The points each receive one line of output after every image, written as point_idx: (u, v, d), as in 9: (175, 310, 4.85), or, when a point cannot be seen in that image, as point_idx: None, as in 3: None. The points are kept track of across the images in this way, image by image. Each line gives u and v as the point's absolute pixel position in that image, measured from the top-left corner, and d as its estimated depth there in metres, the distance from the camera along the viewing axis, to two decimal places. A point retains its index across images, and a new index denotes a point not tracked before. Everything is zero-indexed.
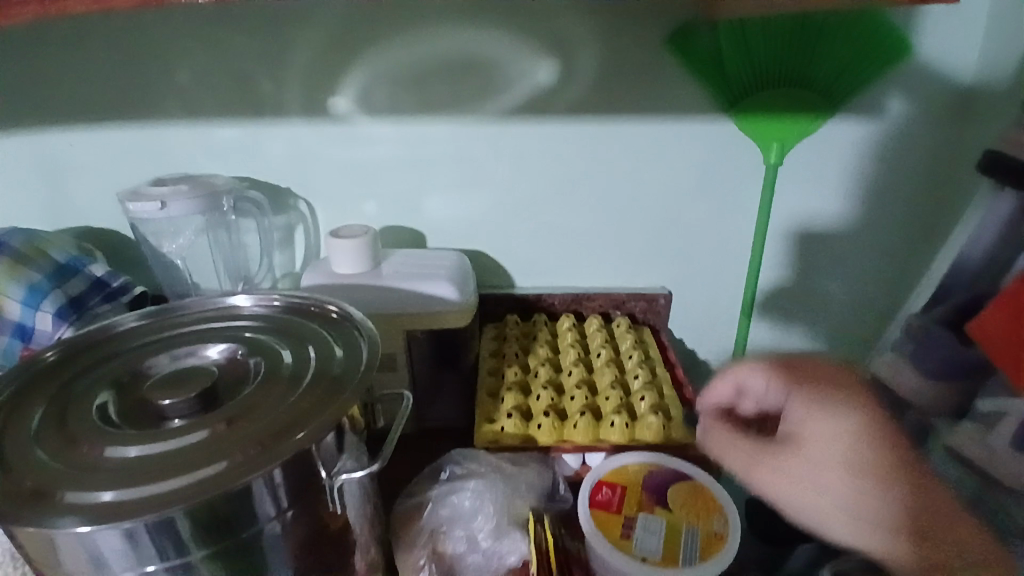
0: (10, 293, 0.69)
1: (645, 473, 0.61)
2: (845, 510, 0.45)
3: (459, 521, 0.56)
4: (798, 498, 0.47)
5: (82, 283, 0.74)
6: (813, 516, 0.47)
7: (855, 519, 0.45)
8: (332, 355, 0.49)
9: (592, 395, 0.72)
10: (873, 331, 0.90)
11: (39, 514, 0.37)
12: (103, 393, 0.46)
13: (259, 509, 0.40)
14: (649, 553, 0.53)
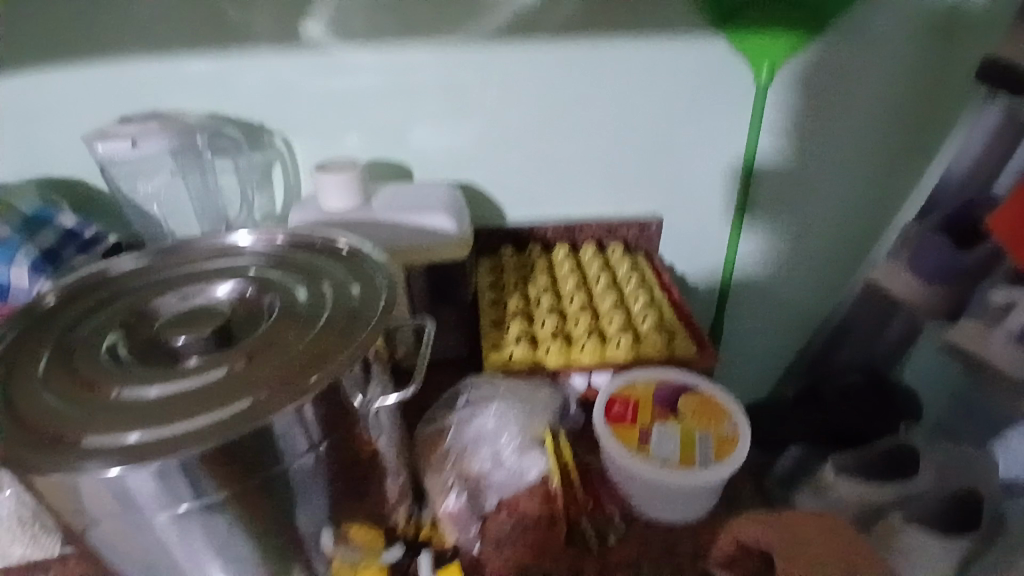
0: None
1: (654, 387, 0.62)
2: None
3: (484, 441, 0.58)
4: None
5: (52, 235, 0.69)
6: None
7: None
8: (347, 289, 0.47)
9: (595, 318, 0.72)
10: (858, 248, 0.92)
11: (63, 461, 0.36)
12: (111, 335, 0.44)
13: (293, 444, 0.40)
14: (667, 457, 0.56)
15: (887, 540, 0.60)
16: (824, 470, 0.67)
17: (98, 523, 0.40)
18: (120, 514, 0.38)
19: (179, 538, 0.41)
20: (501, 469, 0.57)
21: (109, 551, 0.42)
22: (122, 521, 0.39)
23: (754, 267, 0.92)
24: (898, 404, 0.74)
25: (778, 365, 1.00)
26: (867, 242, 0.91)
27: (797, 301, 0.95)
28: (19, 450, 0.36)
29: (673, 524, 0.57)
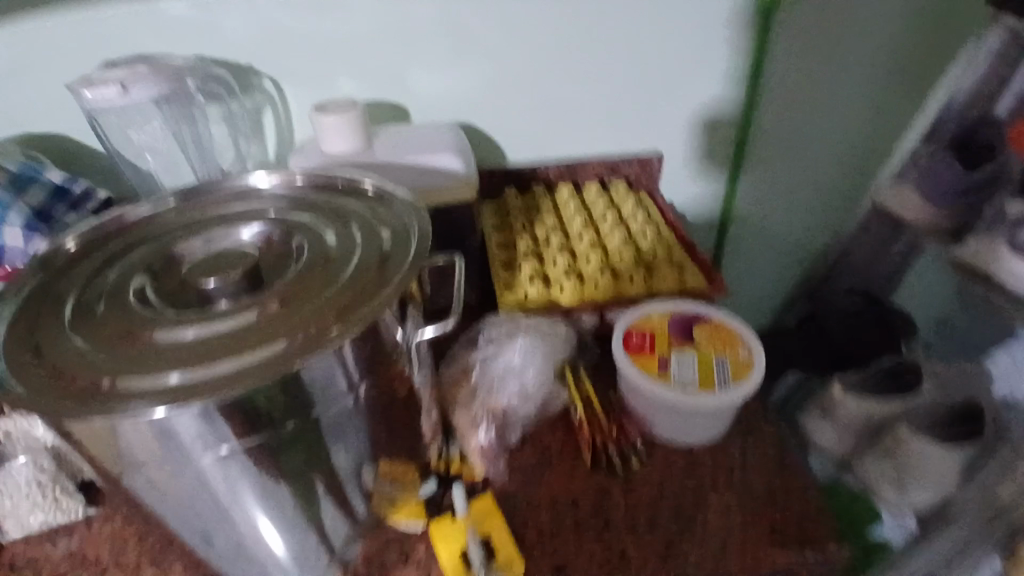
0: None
1: (669, 317, 0.64)
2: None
3: (512, 375, 0.59)
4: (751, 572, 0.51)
5: (42, 193, 0.66)
6: None
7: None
8: (375, 232, 0.46)
9: (606, 256, 0.73)
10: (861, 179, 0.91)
11: (104, 407, 0.35)
12: (137, 279, 0.43)
13: (333, 384, 0.39)
14: (688, 383, 0.57)
15: (901, 451, 0.62)
16: (832, 389, 0.69)
17: (139, 470, 0.39)
18: (164, 459, 0.38)
19: (223, 480, 0.41)
20: (528, 403, 0.59)
21: (149, 497, 0.42)
22: (166, 466, 0.38)
23: (754, 206, 0.92)
24: (894, 322, 0.76)
25: (776, 296, 1.03)
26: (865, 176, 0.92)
27: (795, 236, 0.96)
28: (60, 396, 0.35)
29: (693, 445, 0.60)
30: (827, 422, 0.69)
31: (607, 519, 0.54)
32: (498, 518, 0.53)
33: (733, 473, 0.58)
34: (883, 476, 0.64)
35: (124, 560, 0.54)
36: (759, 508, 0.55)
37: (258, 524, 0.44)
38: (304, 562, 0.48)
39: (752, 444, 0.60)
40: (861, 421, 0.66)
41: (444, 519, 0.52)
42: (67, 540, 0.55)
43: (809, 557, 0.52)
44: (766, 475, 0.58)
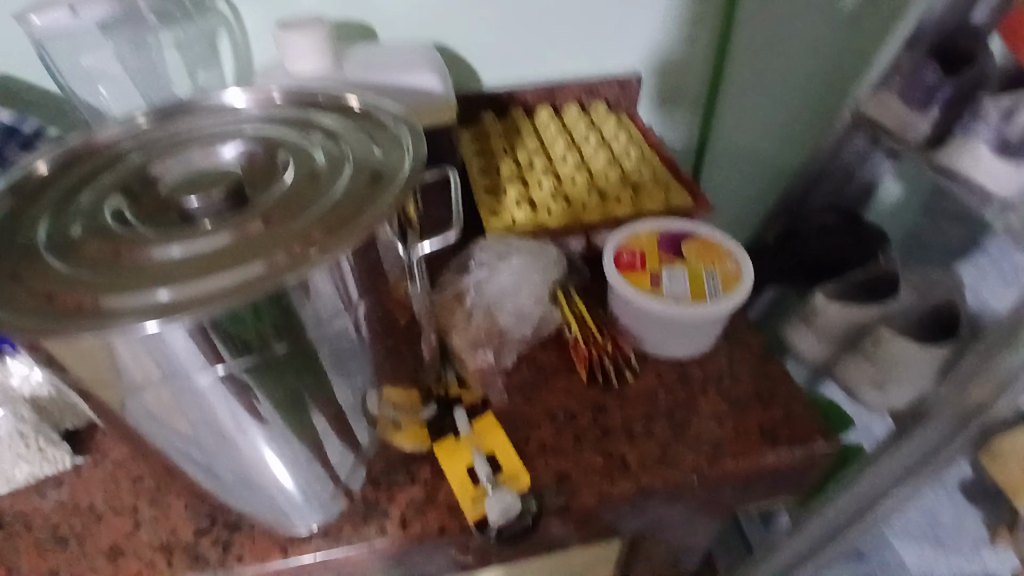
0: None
1: (657, 235, 0.64)
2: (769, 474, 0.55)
3: (508, 296, 0.59)
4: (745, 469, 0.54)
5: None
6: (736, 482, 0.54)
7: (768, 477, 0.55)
8: (364, 147, 0.44)
9: (591, 177, 0.72)
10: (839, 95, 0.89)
11: (92, 325, 0.33)
12: (113, 199, 0.40)
13: (325, 300, 0.38)
14: (680, 295, 0.58)
15: (879, 351, 0.66)
16: (813, 298, 0.72)
17: (136, 396, 0.37)
18: (160, 381, 0.36)
19: (225, 402, 0.39)
20: (522, 324, 0.59)
21: (147, 430, 0.40)
22: (163, 389, 0.37)
23: (729, 126, 0.92)
24: (869, 234, 0.76)
25: (753, 218, 1.03)
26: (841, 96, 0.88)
27: (770, 155, 0.96)
28: (47, 317, 0.33)
29: (682, 356, 0.61)
30: (807, 330, 0.73)
31: (605, 429, 0.55)
32: (499, 433, 0.54)
33: (721, 379, 0.60)
34: (860, 376, 0.68)
35: (118, 503, 0.52)
36: (747, 410, 0.57)
37: (260, 453, 0.43)
38: (310, 497, 0.48)
39: (737, 352, 0.62)
40: (840, 327, 0.70)
41: (448, 440, 0.53)
42: (55, 491, 0.53)
43: (797, 453, 0.54)
44: (756, 381, 0.60)
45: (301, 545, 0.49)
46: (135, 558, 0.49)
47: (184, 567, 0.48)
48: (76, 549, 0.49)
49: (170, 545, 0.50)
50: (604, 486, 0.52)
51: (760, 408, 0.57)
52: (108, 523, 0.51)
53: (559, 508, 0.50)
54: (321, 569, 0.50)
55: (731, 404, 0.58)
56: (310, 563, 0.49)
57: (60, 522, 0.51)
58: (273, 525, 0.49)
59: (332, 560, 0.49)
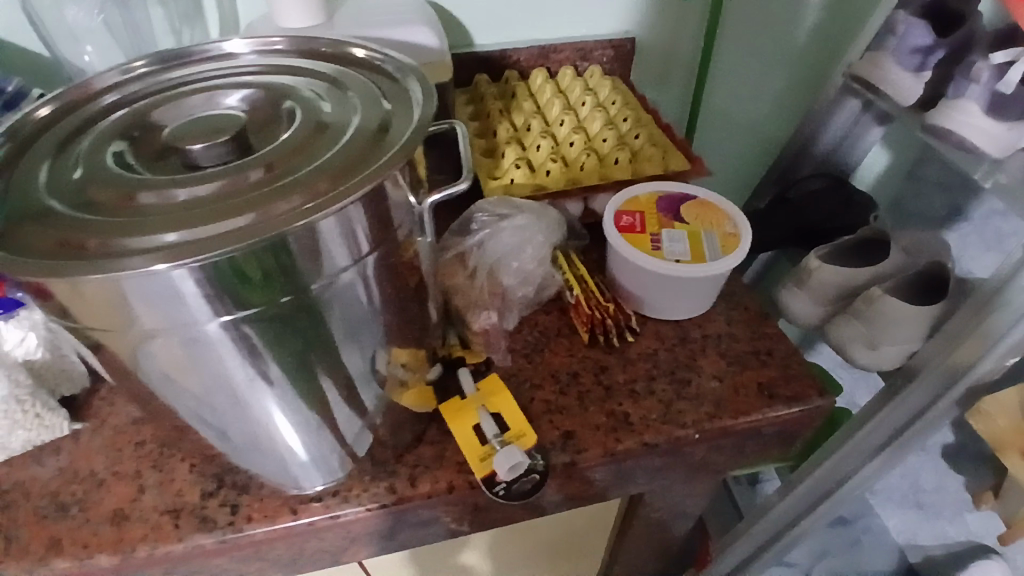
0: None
1: (656, 198, 0.64)
2: (768, 429, 0.56)
3: (511, 256, 0.58)
4: (744, 425, 0.55)
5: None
6: (735, 438, 0.56)
7: (766, 433, 0.57)
8: (370, 99, 0.43)
9: (588, 139, 0.72)
10: (831, 57, 0.89)
11: (98, 265, 0.32)
12: (115, 143, 0.39)
13: (329, 253, 0.37)
14: (679, 255, 0.59)
15: (871, 309, 0.66)
16: (807, 261, 0.72)
17: (146, 344, 0.36)
18: (167, 329, 0.35)
19: (234, 355, 0.38)
20: (525, 286, 0.59)
21: (156, 385, 0.40)
22: (173, 339, 0.36)
23: (722, 91, 0.92)
24: (856, 201, 0.79)
25: (741, 186, 1.05)
26: (831, 64, 0.90)
27: (760, 123, 0.97)
28: (54, 258, 0.32)
29: (680, 317, 0.62)
30: (801, 292, 0.74)
31: (608, 388, 0.56)
32: (504, 393, 0.54)
33: (720, 339, 0.61)
34: (852, 335, 0.69)
35: (121, 468, 0.52)
36: (747, 369, 0.58)
37: (266, 410, 0.42)
38: (318, 457, 0.47)
39: (735, 313, 0.63)
40: (833, 288, 0.71)
41: (454, 401, 0.54)
42: (54, 458, 0.52)
43: (795, 409, 0.55)
44: (753, 341, 0.61)
45: (311, 504, 0.49)
46: (141, 523, 0.48)
47: (192, 529, 0.48)
48: (79, 516, 0.49)
49: (176, 508, 0.49)
50: (608, 443, 0.52)
51: (758, 367, 0.58)
52: (111, 489, 0.50)
53: (566, 464, 0.51)
54: (332, 528, 0.50)
55: (730, 364, 0.58)
56: (321, 522, 0.49)
57: (60, 489, 0.50)
58: (281, 485, 0.49)
59: (344, 519, 0.49)
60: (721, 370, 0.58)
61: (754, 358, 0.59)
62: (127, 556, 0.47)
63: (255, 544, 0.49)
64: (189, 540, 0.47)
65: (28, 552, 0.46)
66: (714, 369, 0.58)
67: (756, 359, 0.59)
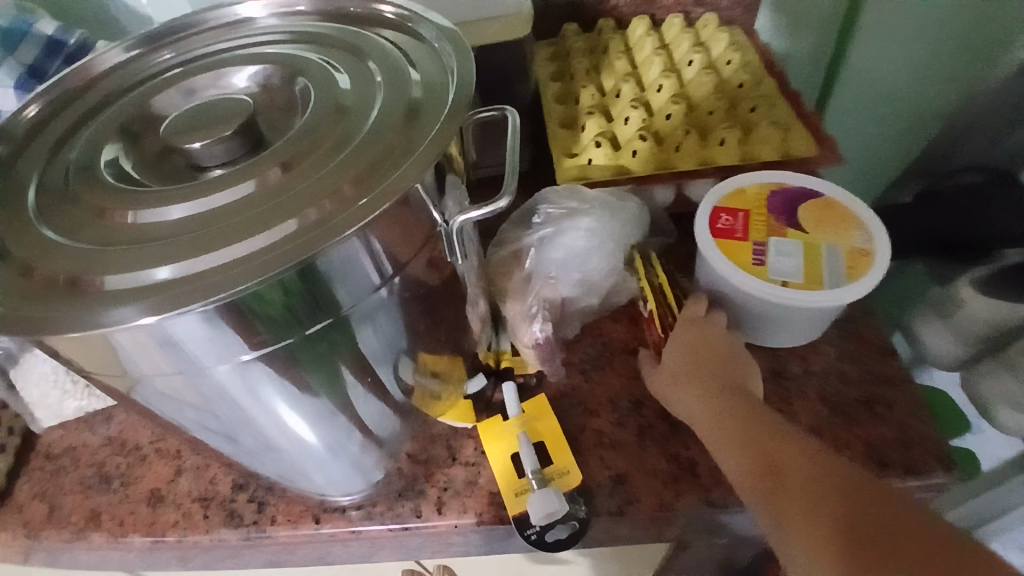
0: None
1: (767, 193, 0.52)
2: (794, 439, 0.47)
3: (573, 263, 0.49)
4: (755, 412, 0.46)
5: (30, 47, 0.55)
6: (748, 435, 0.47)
7: None
8: (404, 75, 0.36)
9: (690, 111, 0.59)
10: None
11: (85, 314, 0.28)
12: (109, 148, 0.35)
13: (355, 277, 0.32)
14: (789, 276, 0.47)
15: None
16: (957, 287, 0.59)
17: (147, 382, 0.33)
18: (172, 372, 0.32)
19: (241, 387, 0.35)
20: (588, 295, 0.51)
21: (163, 409, 0.37)
22: (178, 378, 0.33)
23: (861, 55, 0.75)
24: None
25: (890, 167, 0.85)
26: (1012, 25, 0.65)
27: (915, 97, 0.76)
28: (25, 307, 0.29)
29: (779, 345, 0.52)
30: (943, 323, 0.60)
31: (674, 424, 0.48)
32: (550, 418, 0.48)
33: (826, 378, 0.50)
34: (998, 390, 0.58)
35: (163, 446, 0.51)
36: (854, 423, 0.48)
37: (291, 427, 0.40)
38: (343, 470, 0.45)
39: (849, 345, 0.53)
40: (984, 327, 0.57)
41: (495, 420, 0.48)
42: (104, 426, 0.53)
43: (909, 484, 0.45)
44: (866, 387, 0.50)
45: (335, 514, 0.47)
46: (174, 508, 0.48)
47: (219, 522, 0.47)
48: (119, 491, 0.49)
49: (207, 497, 0.48)
50: (666, 494, 0.45)
51: (865, 420, 0.48)
52: (152, 466, 0.50)
53: (613, 514, 0.44)
54: (356, 540, 0.47)
55: (829, 417, 0.48)
56: (343, 534, 0.46)
57: (106, 460, 0.51)
58: (305, 491, 0.47)
59: (368, 533, 0.46)
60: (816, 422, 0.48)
61: (862, 408, 0.49)
62: (158, 540, 0.46)
63: (279, 544, 0.47)
64: (215, 533, 0.46)
65: (69, 523, 0.48)
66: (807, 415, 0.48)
67: (867, 414, 0.48)
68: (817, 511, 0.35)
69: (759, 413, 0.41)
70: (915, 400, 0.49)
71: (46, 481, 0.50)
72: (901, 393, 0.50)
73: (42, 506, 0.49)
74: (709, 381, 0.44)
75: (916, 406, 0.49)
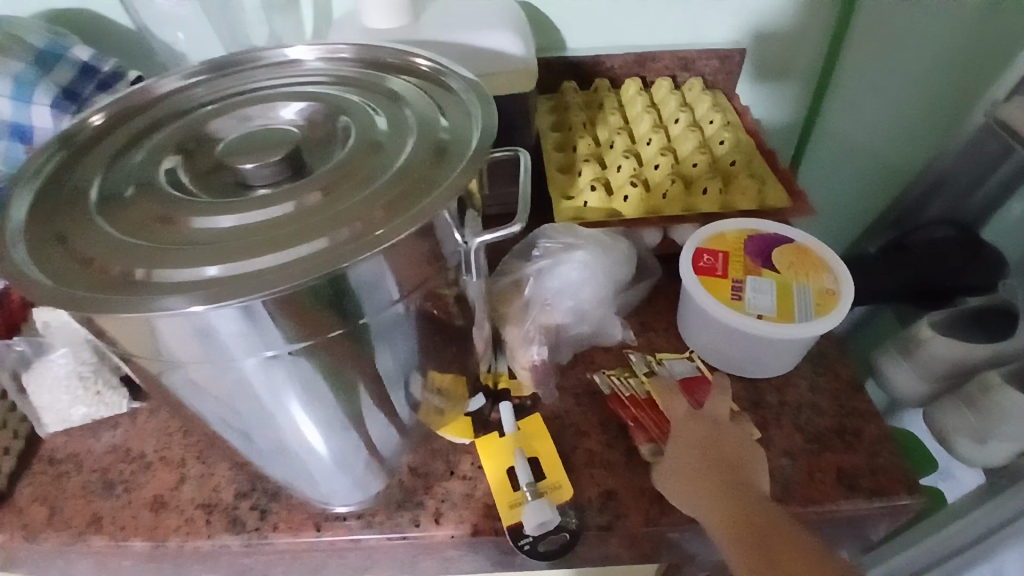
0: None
1: (745, 238, 0.57)
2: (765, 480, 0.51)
3: (568, 292, 0.54)
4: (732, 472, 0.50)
5: (68, 71, 0.60)
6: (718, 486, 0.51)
7: (834, 524, 0.50)
8: (435, 121, 0.41)
9: (676, 163, 0.65)
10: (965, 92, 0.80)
11: (135, 301, 0.32)
12: (170, 159, 0.40)
13: (378, 291, 0.36)
14: (764, 311, 0.52)
15: (987, 400, 0.56)
16: (917, 329, 0.63)
17: (181, 371, 0.37)
18: (205, 362, 0.35)
19: (266, 385, 0.38)
20: (580, 323, 0.55)
21: (190, 400, 0.40)
22: (208, 368, 0.36)
23: (847, 93, 0.81)
24: (985, 256, 0.66)
25: (855, 215, 0.94)
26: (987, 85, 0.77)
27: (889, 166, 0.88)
28: (89, 289, 0.33)
29: (756, 376, 0.56)
30: (906, 363, 0.64)
31: None
32: (545, 438, 0.51)
33: (800, 409, 0.55)
34: (958, 426, 0.59)
35: (168, 454, 0.53)
36: (824, 448, 0.52)
37: (303, 432, 0.42)
38: (350, 476, 0.47)
39: (822, 379, 0.57)
40: (946, 365, 0.61)
41: (491, 438, 0.51)
42: (110, 434, 0.55)
43: (876, 505, 0.49)
44: (835, 417, 0.54)
45: (335, 523, 0.49)
46: (177, 513, 0.49)
47: (221, 528, 0.48)
48: (122, 496, 0.51)
49: (211, 504, 0.50)
50: (653, 511, 0.47)
51: (837, 449, 0.52)
52: (156, 473, 0.52)
53: (601, 528, 0.47)
54: (353, 549, 0.49)
55: (803, 445, 0.52)
56: (342, 543, 0.48)
57: (111, 466, 0.53)
58: (309, 499, 0.49)
59: (366, 542, 0.48)
60: (789, 450, 0.52)
61: (832, 436, 0.53)
62: (159, 544, 0.48)
63: (278, 552, 0.49)
64: (216, 539, 0.48)
65: (70, 526, 0.49)
66: (784, 445, 0.52)
67: (837, 444, 0.52)
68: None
69: (767, 509, 0.43)
70: (881, 431, 0.53)
71: (47, 484, 0.52)
72: (868, 423, 0.54)
73: (42, 508, 0.50)
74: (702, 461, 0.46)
75: (882, 439, 0.53)
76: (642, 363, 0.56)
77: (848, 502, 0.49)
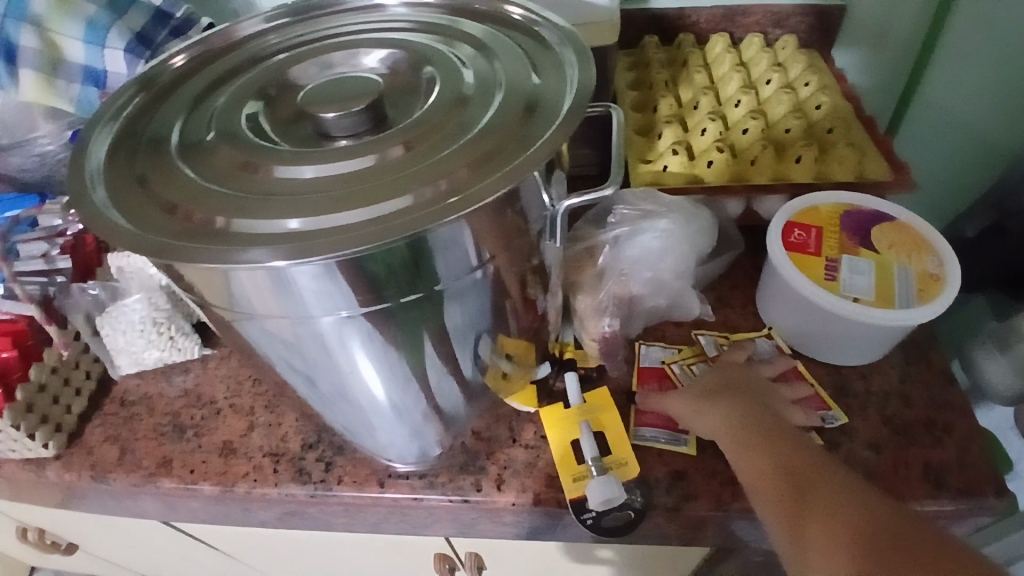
0: (68, 33, 0.57)
1: (841, 212, 0.53)
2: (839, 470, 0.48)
3: (646, 262, 0.51)
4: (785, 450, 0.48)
5: (141, 14, 0.59)
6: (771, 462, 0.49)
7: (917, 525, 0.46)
8: (525, 74, 0.39)
9: (767, 127, 0.60)
10: None
11: (216, 251, 0.31)
12: (252, 105, 0.39)
13: (457, 255, 0.34)
14: (861, 293, 0.48)
15: None
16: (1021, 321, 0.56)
17: (262, 323, 0.36)
18: (283, 317, 0.35)
19: (340, 342, 0.37)
20: (656, 296, 0.52)
21: (266, 350, 0.40)
22: (286, 322, 0.35)
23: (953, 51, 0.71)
24: None
25: None
26: None
27: None
28: (172, 237, 0.32)
29: (841, 362, 0.52)
30: (1003, 358, 0.58)
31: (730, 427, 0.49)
32: (613, 412, 0.49)
33: (887, 399, 0.51)
34: None
35: (238, 402, 0.54)
36: (912, 444, 0.48)
37: (371, 389, 0.42)
38: (415, 434, 0.46)
39: (913, 369, 0.53)
40: None
41: (557, 407, 0.50)
42: (181, 378, 0.56)
43: (964, 506, 0.45)
44: (927, 412, 0.50)
45: (399, 480, 0.49)
46: (246, 460, 0.50)
47: (288, 478, 0.49)
48: (192, 441, 0.52)
49: (278, 453, 0.51)
50: (722, 494, 0.45)
51: (924, 446, 0.48)
52: (226, 420, 0.53)
53: (669, 509, 0.45)
54: (415, 508, 0.49)
55: (887, 438, 0.48)
56: (405, 501, 0.48)
57: (182, 410, 0.54)
58: (374, 454, 0.49)
59: (428, 502, 0.48)
60: (873, 442, 0.48)
61: (921, 431, 0.49)
62: (228, 489, 0.49)
63: (342, 505, 0.50)
64: (284, 488, 0.49)
65: (141, 467, 0.51)
66: (865, 435, 0.49)
67: (926, 441, 0.48)
68: (838, 511, 0.37)
69: (802, 445, 0.42)
70: (978, 431, 0.49)
71: (118, 425, 0.54)
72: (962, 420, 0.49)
73: (113, 448, 0.52)
74: (736, 405, 0.45)
75: (977, 439, 0.48)
76: (713, 346, 0.53)
77: (933, 502, 0.45)
